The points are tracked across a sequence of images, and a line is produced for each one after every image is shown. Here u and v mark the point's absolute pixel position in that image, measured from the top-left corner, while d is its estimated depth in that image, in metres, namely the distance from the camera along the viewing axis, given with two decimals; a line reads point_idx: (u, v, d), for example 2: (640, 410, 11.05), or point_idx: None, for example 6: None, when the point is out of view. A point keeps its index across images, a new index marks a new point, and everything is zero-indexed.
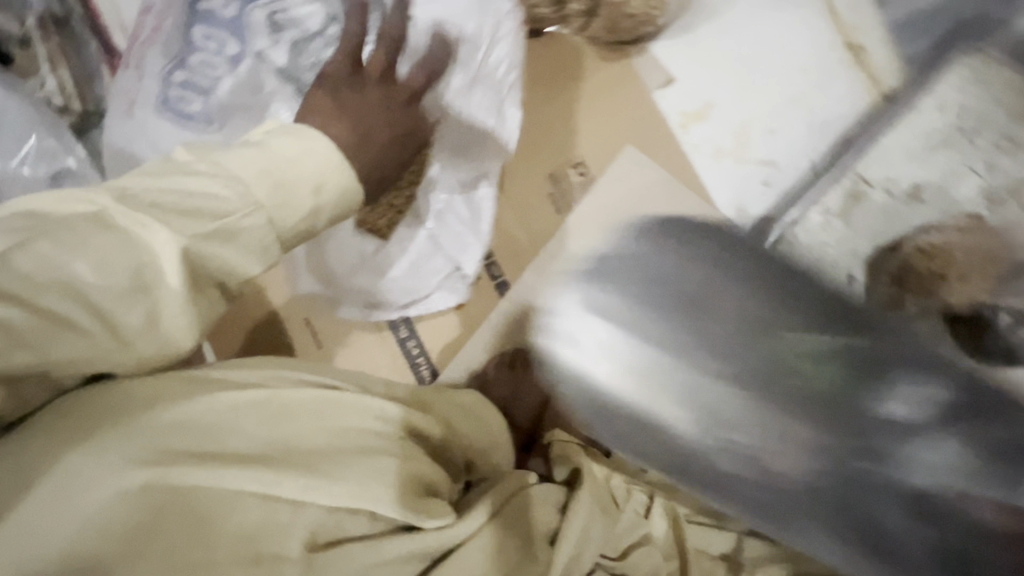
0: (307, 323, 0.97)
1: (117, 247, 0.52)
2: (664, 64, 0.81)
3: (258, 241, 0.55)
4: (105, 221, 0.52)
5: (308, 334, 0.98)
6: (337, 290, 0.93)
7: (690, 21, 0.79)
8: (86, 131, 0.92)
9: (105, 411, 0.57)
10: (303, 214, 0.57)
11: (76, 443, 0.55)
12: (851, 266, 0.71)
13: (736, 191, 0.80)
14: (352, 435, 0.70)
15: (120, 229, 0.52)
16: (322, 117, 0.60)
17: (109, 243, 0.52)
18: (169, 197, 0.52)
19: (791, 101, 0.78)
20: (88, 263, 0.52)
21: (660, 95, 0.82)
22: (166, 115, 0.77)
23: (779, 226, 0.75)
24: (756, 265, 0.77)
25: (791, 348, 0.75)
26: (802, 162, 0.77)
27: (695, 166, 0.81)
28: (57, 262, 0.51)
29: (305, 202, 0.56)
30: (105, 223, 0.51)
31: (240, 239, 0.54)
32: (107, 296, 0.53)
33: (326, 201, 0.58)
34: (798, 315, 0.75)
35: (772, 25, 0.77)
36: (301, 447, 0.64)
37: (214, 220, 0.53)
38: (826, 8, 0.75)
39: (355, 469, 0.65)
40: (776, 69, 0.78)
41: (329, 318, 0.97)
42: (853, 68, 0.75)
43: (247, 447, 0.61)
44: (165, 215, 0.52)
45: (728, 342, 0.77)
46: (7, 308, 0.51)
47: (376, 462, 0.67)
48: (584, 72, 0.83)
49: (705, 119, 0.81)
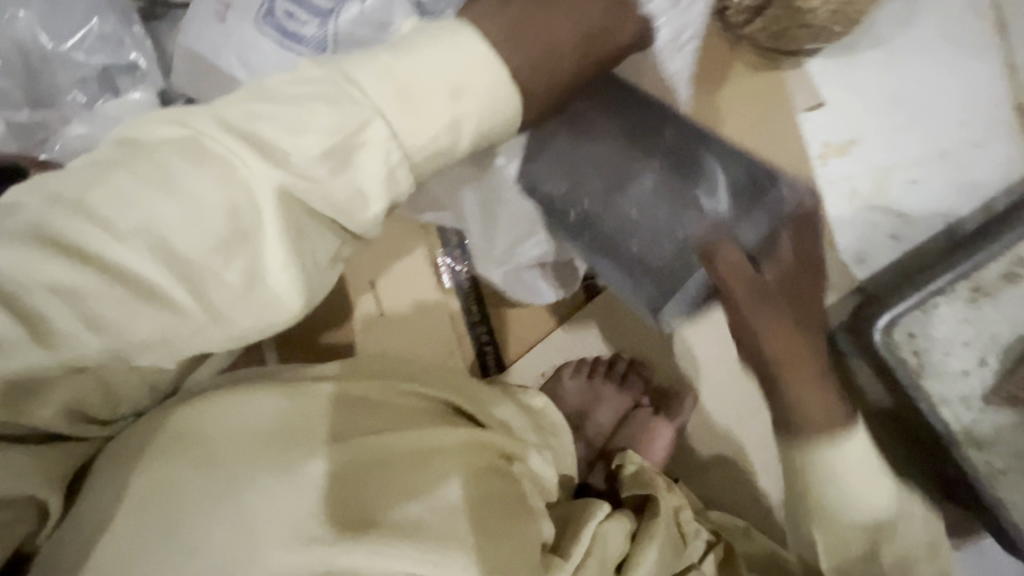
0: (366, 286, 0.76)
1: (214, 180, 0.35)
2: (817, 85, 0.73)
3: (375, 161, 0.37)
4: (197, 148, 0.35)
5: (356, 299, 0.76)
6: (399, 253, 0.76)
7: (856, 45, 0.72)
8: (153, 20, 0.79)
9: (164, 460, 0.39)
10: (435, 130, 0.38)
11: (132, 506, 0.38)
12: (993, 346, 0.61)
13: (862, 237, 0.73)
14: (468, 487, 0.43)
15: (216, 160, 0.35)
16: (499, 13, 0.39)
17: (206, 180, 0.35)
18: (267, 113, 0.36)
19: (941, 154, 0.72)
20: (175, 208, 0.34)
21: (805, 118, 0.73)
22: (268, 30, 0.63)
23: (990, 255, 0.60)
24: (952, 285, 0.61)
25: (953, 400, 0.61)
26: (939, 222, 0.72)
27: (826, 203, 0.73)
28: (137, 207, 0.34)
29: (439, 114, 0.38)
30: (196, 153, 0.35)
31: (356, 162, 0.37)
32: (197, 251, 0.35)
33: (467, 110, 0.38)
34: (970, 365, 0.61)
35: (940, 68, 0.72)
36: (406, 505, 0.41)
37: (330, 133, 0.36)
38: (1004, 65, 0.71)
39: (473, 529, 0.41)
40: (934, 116, 0.72)
41: (386, 276, 0.76)
42: (1016, 133, 0.71)
43: (334, 511, 0.39)
44: (260, 138, 0.35)
45: (919, 381, 0.61)
46: (52, 277, 0.33)
47: (505, 517, 0.43)
48: (728, 74, 0.73)
49: (847, 153, 0.73)
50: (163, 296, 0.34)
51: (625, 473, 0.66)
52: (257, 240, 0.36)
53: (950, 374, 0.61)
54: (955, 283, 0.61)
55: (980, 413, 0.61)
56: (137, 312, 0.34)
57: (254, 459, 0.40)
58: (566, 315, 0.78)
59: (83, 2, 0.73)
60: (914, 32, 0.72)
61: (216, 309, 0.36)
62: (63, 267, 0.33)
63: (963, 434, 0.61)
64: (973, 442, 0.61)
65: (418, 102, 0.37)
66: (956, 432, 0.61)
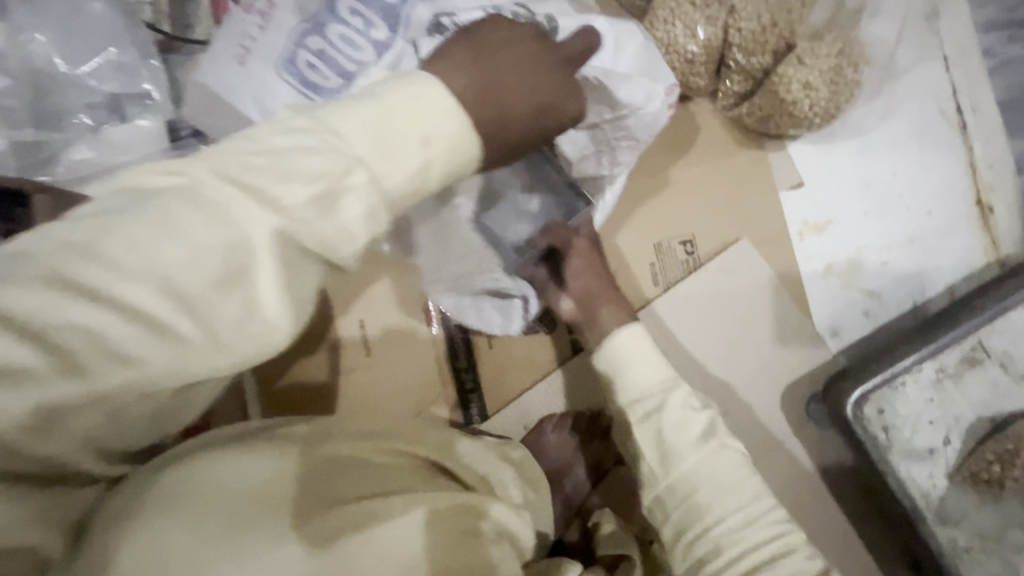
0: (358, 326, 0.78)
1: (211, 223, 0.31)
2: (797, 167, 0.78)
3: (362, 210, 0.34)
4: (200, 195, 0.31)
5: (353, 339, 0.77)
6: (398, 297, 0.78)
7: (834, 134, 0.78)
8: (172, 53, 0.81)
9: (149, 531, 0.33)
10: (412, 177, 0.35)
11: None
12: (953, 425, 0.64)
13: (836, 312, 0.77)
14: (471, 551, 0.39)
15: (217, 204, 0.31)
16: (463, 74, 0.38)
17: (207, 223, 0.31)
18: (265, 159, 0.32)
19: (909, 240, 0.77)
20: (178, 251, 0.30)
21: (786, 196, 0.78)
22: (287, 78, 0.66)
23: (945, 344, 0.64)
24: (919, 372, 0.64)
25: (917, 481, 0.63)
26: (906, 302, 0.76)
27: (802, 277, 0.78)
28: (136, 251, 0.29)
29: (411, 157, 0.35)
30: (200, 199, 0.31)
31: (343, 209, 0.33)
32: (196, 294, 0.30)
33: (437, 158, 0.36)
34: (929, 447, 0.64)
35: (909, 162, 0.78)
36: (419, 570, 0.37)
37: (312, 180, 0.32)
38: (966, 162, 0.78)
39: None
40: (902, 204, 0.78)
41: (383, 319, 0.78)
42: (976, 225, 0.77)
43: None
44: (252, 177, 0.32)
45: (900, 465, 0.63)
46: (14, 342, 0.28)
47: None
48: (717, 151, 0.78)
49: (823, 232, 0.78)
50: (161, 331, 0.30)
51: (600, 532, 0.65)
52: (257, 275, 0.32)
53: (916, 450, 0.64)
54: (923, 362, 0.64)
55: (946, 491, 0.63)
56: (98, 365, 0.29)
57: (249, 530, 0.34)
58: (553, 368, 0.79)
59: (104, 32, 0.75)
60: (888, 125, 0.78)
61: (219, 343, 0.31)
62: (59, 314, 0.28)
63: (929, 512, 0.63)
64: (941, 519, 0.63)
65: (393, 147, 0.34)
66: (921, 507, 0.63)
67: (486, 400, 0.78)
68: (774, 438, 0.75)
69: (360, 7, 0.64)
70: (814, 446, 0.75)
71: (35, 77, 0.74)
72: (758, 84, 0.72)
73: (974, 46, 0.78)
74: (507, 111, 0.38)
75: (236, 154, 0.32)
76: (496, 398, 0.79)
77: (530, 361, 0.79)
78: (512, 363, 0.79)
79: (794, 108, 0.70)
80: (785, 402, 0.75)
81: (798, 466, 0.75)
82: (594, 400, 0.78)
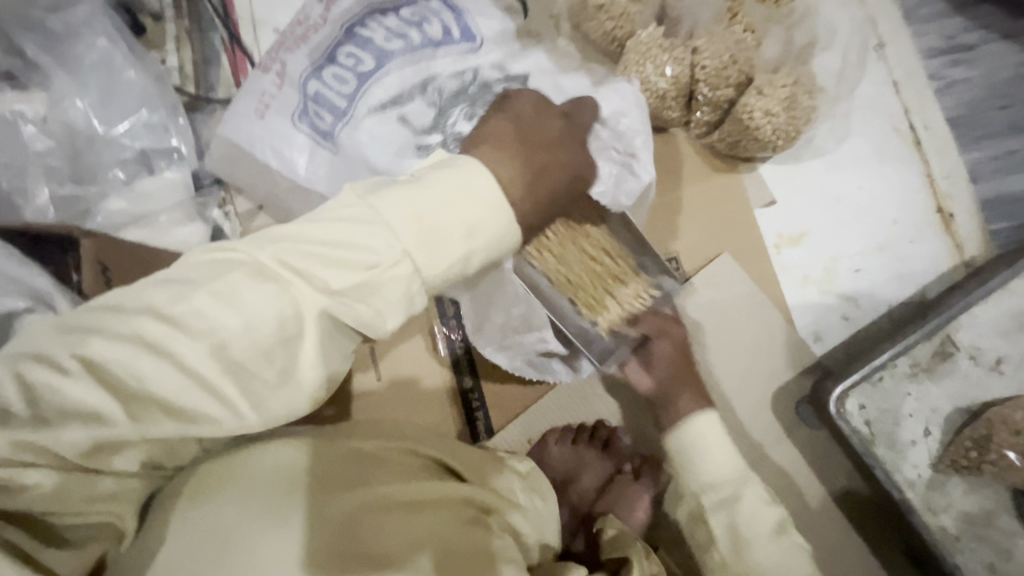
0: (370, 352, 0.83)
1: (268, 299, 0.42)
2: (769, 186, 0.85)
3: (402, 293, 0.44)
4: (257, 271, 0.42)
5: (367, 363, 0.83)
6: (406, 323, 0.84)
7: (801, 154, 0.85)
8: (196, 113, 0.90)
9: (241, 484, 0.47)
10: (452, 261, 0.45)
11: (208, 536, 0.45)
12: (930, 420, 0.67)
13: (816, 318, 0.82)
14: (467, 539, 0.49)
15: (276, 279, 0.42)
16: (502, 149, 0.48)
17: (262, 297, 0.41)
18: (323, 246, 0.43)
19: (879, 248, 0.83)
20: (236, 318, 0.41)
21: (761, 213, 0.85)
22: (301, 126, 0.74)
23: (913, 344, 0.68)
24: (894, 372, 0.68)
25: (903, 475, 0.67)
26: (882, 306, 0.82)
27: (782, 288, 0.83)
28: (204, 317, 0.41)
29: (455, 248, 0.44)
30: (257, 274, 0.42)
31: (382, 292, 0.44)
32: (247, 353, 0.41)
33: (477, 247, 0.46)
34: (909, 441, 0.67)
35: (871, 177, 0.85)
36: (428, 554, 0.46)
37: (366, 270, 0.43)
38: (925, 174, 0.84)
39: None
40: (869, 216, 0.84)
41: (395, 345, 0.83)
42: (941, 231, 0.82)
43: (375, 557, 0.45)
44: (311, 261, 0.43)
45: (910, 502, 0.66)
46: (115, 386, 0.39)
47: None
48: (694, 175, 0.86)
49: (799, 245, 0.84)
50: (215, 388, 0.41)
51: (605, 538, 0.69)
52: (298, 342, 0.43)
53: (900, 443, 0.67)
54: (897, 358, 0.68)
55: (931, 481, 0.66)
56: (169, 404, 0.41)
57: (296, 512, 0.46)
58: (553, 383, 0.83)
59: (137, 96, 0.84)
60: (848, 145, 0.85)
61: (258, 402, 0.43)
62: (149, 360, 0.40)
63: (918, 502, 0.66)
64: (929, 508, 0.66)
65: (439, 234, 0.44)
66: (908, 498, 0.66)
67: (492, 417, 0.82)
68: (768, 441, 0.79)
69: (354, 52, 0.73)
70: (807, 447, 0.78)
71: (73, 137, 0.82)
72: (726, 113, 0.80)
73: (921, 71, 0.86)
74: (551, 188, 0.49)
75: (288, 236, 0.43)
76: (503, 415, 0.83)
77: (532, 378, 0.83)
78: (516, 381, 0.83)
79: (759, 134, 0.77)
80: (775, 405, 0.80)
81: (793, 467, 0.78)
82: (596, 413, 0.82)
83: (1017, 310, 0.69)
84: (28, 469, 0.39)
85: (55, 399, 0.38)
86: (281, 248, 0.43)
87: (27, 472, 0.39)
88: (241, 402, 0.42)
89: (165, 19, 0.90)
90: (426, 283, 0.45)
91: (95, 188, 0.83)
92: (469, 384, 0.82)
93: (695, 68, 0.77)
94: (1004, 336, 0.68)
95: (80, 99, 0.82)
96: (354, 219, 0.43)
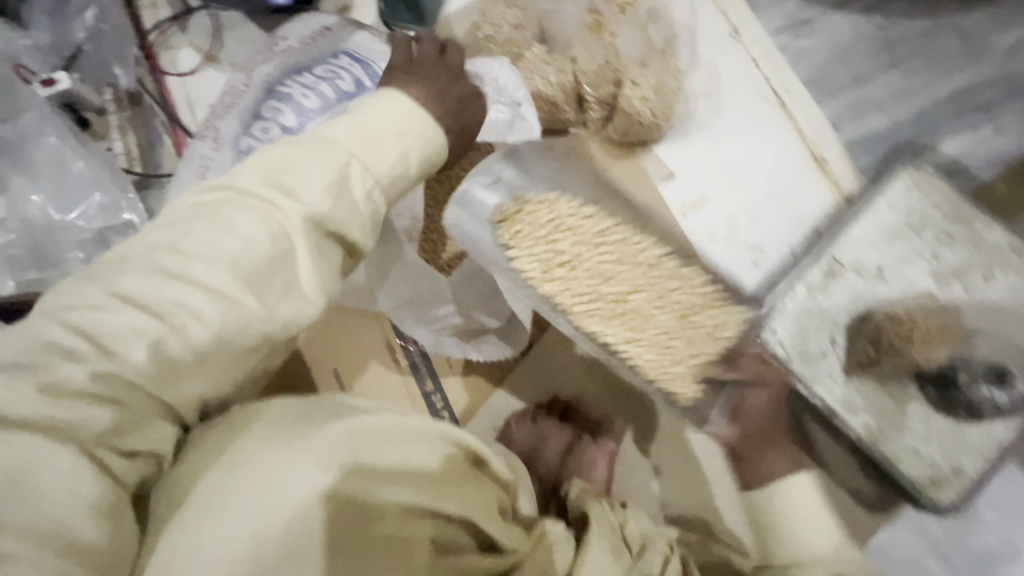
0: (336, 374, 0.88)
1: (256, 218, 0.49)
2: (665, 163, 0.96)
3: (363, 194, 0.53)
4: (243, 201, 0.50)
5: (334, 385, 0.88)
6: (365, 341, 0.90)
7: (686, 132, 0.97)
8: (147, 189, 0.99)
9: (268, 418, 0.57)
10: (394, 162, 0.54)
11: (246, 445, 0.55)
12: (833, 332, 0.75)
13: (730, 269, 0.91)
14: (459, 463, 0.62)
15: (258, 203, 0.50)
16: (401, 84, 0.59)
17: (251, 218, 0.49)
18: (290, 171, 0.51)
19: (770, 197, 0.94)
20: (235, 239, 0.48)
21: (663, 187, 0.96)
22: None
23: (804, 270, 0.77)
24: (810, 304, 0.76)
25: (823, 387, 0.74)
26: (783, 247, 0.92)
27: (696, 248, 0.93)
28: (209, 243, 0.47)
29: (392, 148, 0.54)
30: (244, 203, 0.49)
31: (347, 198, 0.52)
32: (251, 267, 0.48)
33: (410, 147, 0.56)
34: (820, 354, 0.75)
35: (750, 138, 0.97)
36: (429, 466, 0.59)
37: (326, 175, 0.51)
38: (796, 129, 0.97)
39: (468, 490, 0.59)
40: (755, 172, 0.95)
41: (359, 363, 0.89)
42: (818, 173, 0.94)
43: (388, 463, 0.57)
44: (284, 183, 0.50)
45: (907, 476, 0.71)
46: (138, 315, 0.45)
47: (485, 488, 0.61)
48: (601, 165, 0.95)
49: (703, 207, 0.94)
50: (231, 298, 0.47)
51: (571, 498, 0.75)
52: (294, 256, 0.50)
53: (814, 358, 0.75)
54: (794, 285, 0.77)
55: (846, 386, 0.74)
56: (184, 321, 0.46)
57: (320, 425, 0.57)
58: (507, 371, 0.90)
59: (87, 182, 0.92)
60: (726, 116, 0.97)
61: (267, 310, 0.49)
62: (172, 286, 0.46)
63: (840, 406, 0.73)
64: (850, 411, 0.73)
65: (380, 143, 0.54)
66: (830, 403, 0.73)
67: (458, 411, 0.88)
68: None
69: (277, 108, 0.84)
70: None
71: (32, 230, 0.90)
72: (611, 111, 0.92)
73: (774, 47, 0.98)
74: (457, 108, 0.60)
75: (264, 168, 0.51)
76: (468, 407, 0.89)
77: (487, 370, 0.90)
78: (473, 375, 0.90)
79: (642, 118, 0.91)
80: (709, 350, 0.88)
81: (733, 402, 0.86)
82: (551, 390, 0.89)
83: (883, 225, 0.79)
84: (84, 406, 0.44)
85: (104, 327, 0.45)
86: (264, 175, 0.50)
87: (80, 410, 0.44)
88: (256, 305, 0.48)
89: (108, 113, 0.99)
90: (380, 182, 0.54)
91: (57, 272, 0.90)
92: (429, 387, 0.88)
93: (576, 76, 0.89)
94: (878, 248, 0.79)
95: (36, 194, 0.90)
96: (299, 144, 0.53)
